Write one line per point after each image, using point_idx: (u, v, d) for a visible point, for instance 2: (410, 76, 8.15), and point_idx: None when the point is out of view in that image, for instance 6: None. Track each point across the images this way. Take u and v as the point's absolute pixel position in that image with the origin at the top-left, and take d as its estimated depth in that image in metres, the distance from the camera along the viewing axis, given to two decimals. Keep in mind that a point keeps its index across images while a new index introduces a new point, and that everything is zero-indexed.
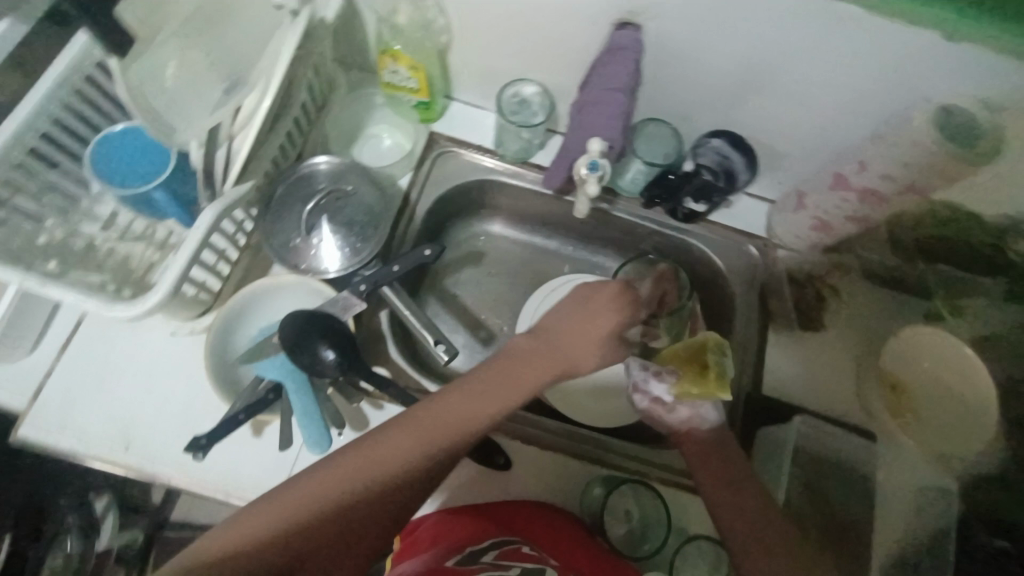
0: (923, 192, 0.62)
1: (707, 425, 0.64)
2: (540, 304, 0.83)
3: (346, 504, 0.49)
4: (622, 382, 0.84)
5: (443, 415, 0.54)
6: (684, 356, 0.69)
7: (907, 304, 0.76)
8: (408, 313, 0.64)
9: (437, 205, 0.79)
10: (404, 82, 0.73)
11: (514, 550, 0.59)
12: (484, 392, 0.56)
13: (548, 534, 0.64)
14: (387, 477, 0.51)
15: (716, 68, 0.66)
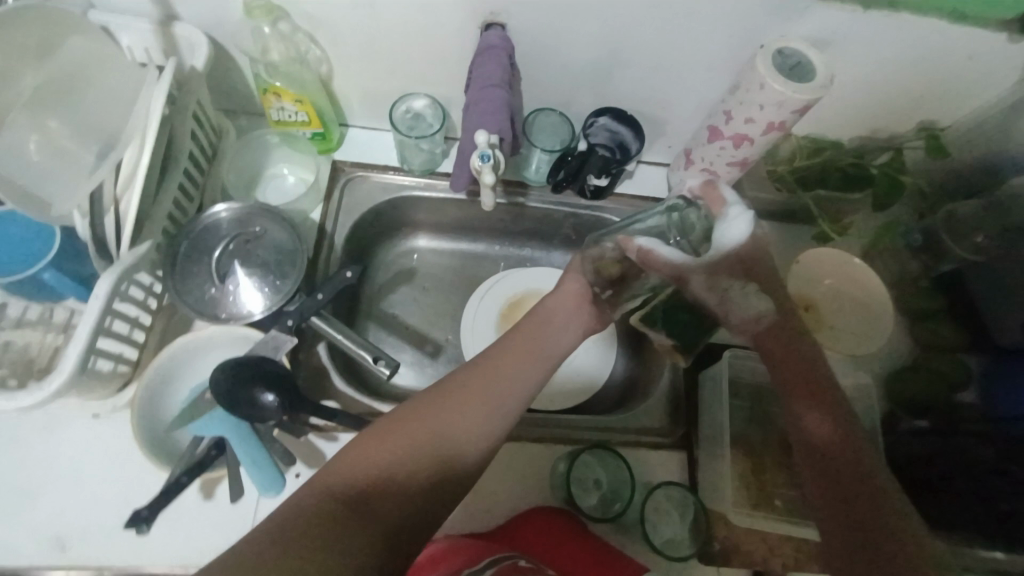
0: (784, 127, 0.69)
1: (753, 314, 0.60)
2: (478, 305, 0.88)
3: (361, 525, 0.43)
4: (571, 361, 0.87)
5: (451, 407, 0.51)
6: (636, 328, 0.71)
7: (796, 233, 0.86)
8: (341, 337, 0.62)
9: (355, 230, 0.81)
10: (293, 116, 0.74)
11: (511, 564, 0.56)
12: (498, 373, 0.54)
13: (545, 544, 0.63)
14: (404, 481, 0.46)
15: (585, 50, 0.71)
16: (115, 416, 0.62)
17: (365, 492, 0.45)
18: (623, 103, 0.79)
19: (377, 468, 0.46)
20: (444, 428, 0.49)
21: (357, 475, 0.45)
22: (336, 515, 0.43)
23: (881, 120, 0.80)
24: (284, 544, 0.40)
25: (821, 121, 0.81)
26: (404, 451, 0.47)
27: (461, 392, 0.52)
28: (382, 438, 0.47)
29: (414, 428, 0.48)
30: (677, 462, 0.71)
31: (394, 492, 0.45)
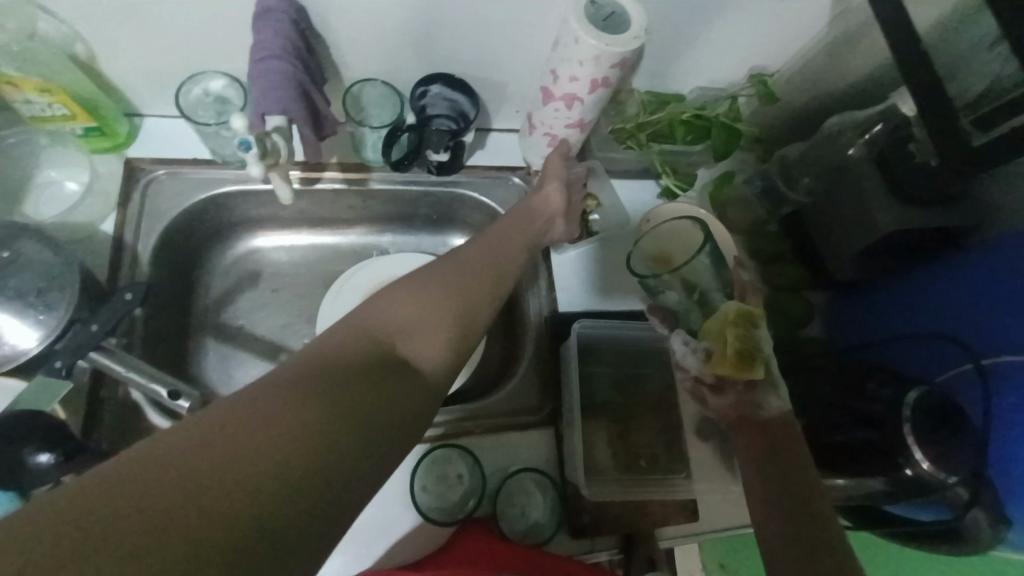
0: (608, 83, 0.66)
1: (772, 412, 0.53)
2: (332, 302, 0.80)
3: (373, 405, 0.36)
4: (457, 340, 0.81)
5: (456, 294, 0.48)
6: (715, 332, 0.54)
7: (649, 191, 0.87)
8: (131, 373, 0.52)
9: (164, 238, 0.70)
10: (49, 110, 0.62)
11: None
12: (501, 246, 0.57)
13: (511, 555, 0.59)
14: (410, 368, 0.41)
15: (388, 12, 0.64)
16: None
17: (374, 373, 0.38)
18: (451, 67, 0.73)
19: (380, 352, 0.40)
20: (448, 314, 0.46)
21: (358, 360, 0.39)
22: (341, 395, 0.35)
23: (712, 68, 0.80)
24: (280, 418, 0.32)
25: (656, 73, 0.80)
26: (429, 312, 0.45)
27: (470, 263, 0.52)
28: (385, 326, 0.42)
29: (421, 316, 0.44)
30: (544, 441, 0.69)
31: (398, 375, 0.39)
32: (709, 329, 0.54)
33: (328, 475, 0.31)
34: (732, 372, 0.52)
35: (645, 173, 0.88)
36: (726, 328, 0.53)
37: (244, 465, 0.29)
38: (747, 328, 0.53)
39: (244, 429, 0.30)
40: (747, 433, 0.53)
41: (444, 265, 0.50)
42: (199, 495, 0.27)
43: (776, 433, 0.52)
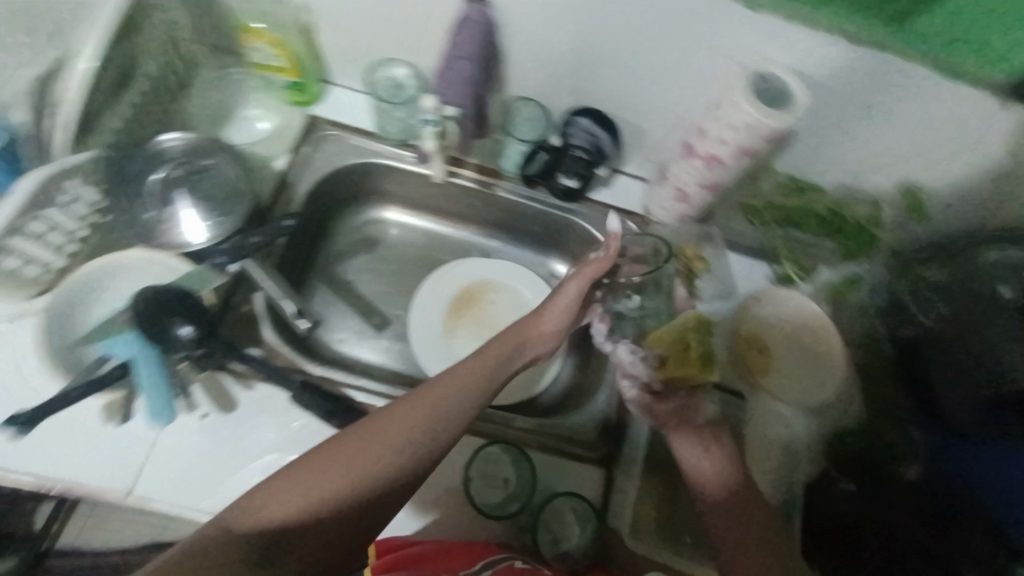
0: (754, 154, 0.67)
1: (702, 417, 0.63)
2: (434, 287, 0.86)
3: (380, 473, 0.49)
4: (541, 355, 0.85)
5: (473, 379, 0.57)
6: (669, 337, 0.67)
7: (760, 270, 0.86)
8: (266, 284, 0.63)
9: (318, 187, 0.80)
10: (269, 59, 0.74)
11: (507, 566, 0.56)
12: (486, 362, 0.59)
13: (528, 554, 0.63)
14: (419, 447, 0.51)
15: (563, 44, 0.70)
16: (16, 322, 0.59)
17: (387, 449, 0.49)
18: (604, 105, 0.78)
19: (408, 424, 0.51)
20: (438, 425, 0.52)
21: (385, 430, 0.50)
22: (358, 464, 0.48)
23: (864, 169, 0.78)
24: (312, 479, 0.47)
25: (804, 158, 0.79)
26: (404, 447, 0.50)
27: (445, 392, 0.54)
28: (410, 402, 0.53)
29: (443, 395, 0.54)
30: (595, 478, 0.68)
31: (404, 453, 0.50)
32: (657, 334, 0.67)
33: (343, 521, 0.47)
34: (693, 371, 0.64)
35: (762, 253, 0.86)
36: (689, 331, 0.67)
37: (290, 510, 0.45)
38: (703, 335, 0.68)
39: (295, 480, 0.47)
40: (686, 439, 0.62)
41: (436, 393, 0.54)
42: (264, 528, 0.44)
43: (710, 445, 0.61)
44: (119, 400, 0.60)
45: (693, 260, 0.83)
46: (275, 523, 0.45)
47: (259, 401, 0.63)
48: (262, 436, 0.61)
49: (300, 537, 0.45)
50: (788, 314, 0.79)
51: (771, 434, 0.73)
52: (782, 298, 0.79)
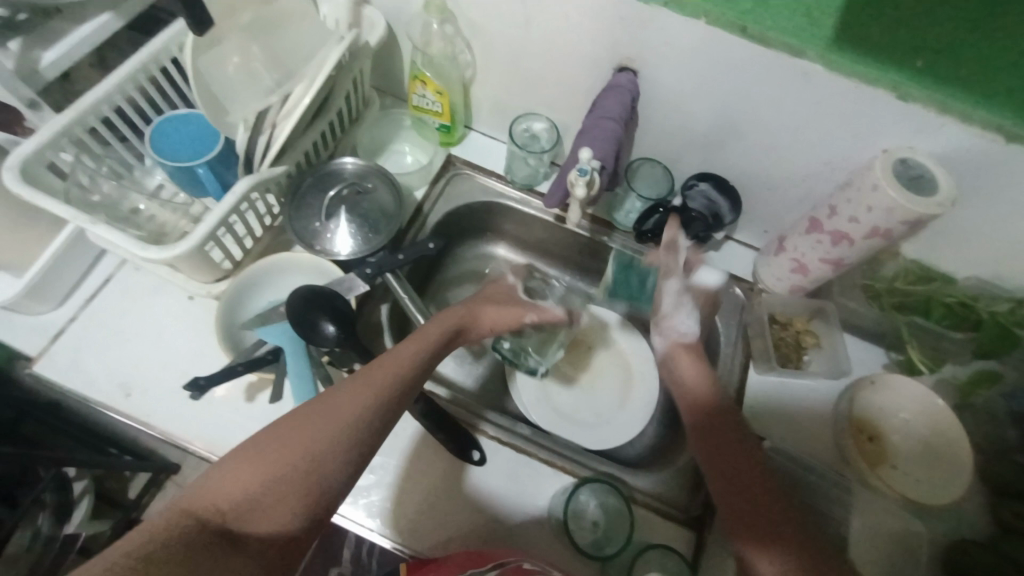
0: (888, 237, 0.67)
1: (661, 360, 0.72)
2: None
3: (322, 447, 0.50)
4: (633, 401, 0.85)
5: (411, 363, 0.59)
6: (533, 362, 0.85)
7: (874, 355, 0.83)
8: (407, 299, 0.73)
9: (447, 219, 0.87)
10: (430, 105, 0.82)
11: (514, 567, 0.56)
12: (420, 342, 0.62)
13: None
14: (358, 423, 0.52)
15: (700, 117, 0.74)
16: (206, 301, 0.73)
17: (331, 428, 0.51)
18: (729, 174, 0.80)
19: (348, 403, 0.53)
20: (382, 395, 0.55)
21: (331, 410, 0.52)
22: (303, 442, 0.49)
23: (1004, 266, 0.74)
24: (260, 460, 0.48)
25: (938, 249, 0.77)
26: (352, 415, 0.52)
27: (384, 366, 0.57)
28: (355, 385, 0.55)
29: (383, 377, 0.56)
30: (684, 539, 0.67)
31: (344, 431, 0.51)
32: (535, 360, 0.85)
33: (292, 502, 0.47)
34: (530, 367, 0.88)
35: (878, 338, 0.83)
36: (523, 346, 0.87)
37: (240, 491, 0.46)
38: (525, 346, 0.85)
39: (248, 458, 0.48)
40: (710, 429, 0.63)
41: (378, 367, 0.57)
42: (214, 510, 0.45)
43: (732, 438, 0.61)
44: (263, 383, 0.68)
45: (803, 332, 0.82)
46: (223, 507, 0.46)
47: None
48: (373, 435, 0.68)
49: (245, 520, 0.45)
50: (907, 405, 0.75)
51: (885, 527, 0.69)
52: (900, 385, 0.76)
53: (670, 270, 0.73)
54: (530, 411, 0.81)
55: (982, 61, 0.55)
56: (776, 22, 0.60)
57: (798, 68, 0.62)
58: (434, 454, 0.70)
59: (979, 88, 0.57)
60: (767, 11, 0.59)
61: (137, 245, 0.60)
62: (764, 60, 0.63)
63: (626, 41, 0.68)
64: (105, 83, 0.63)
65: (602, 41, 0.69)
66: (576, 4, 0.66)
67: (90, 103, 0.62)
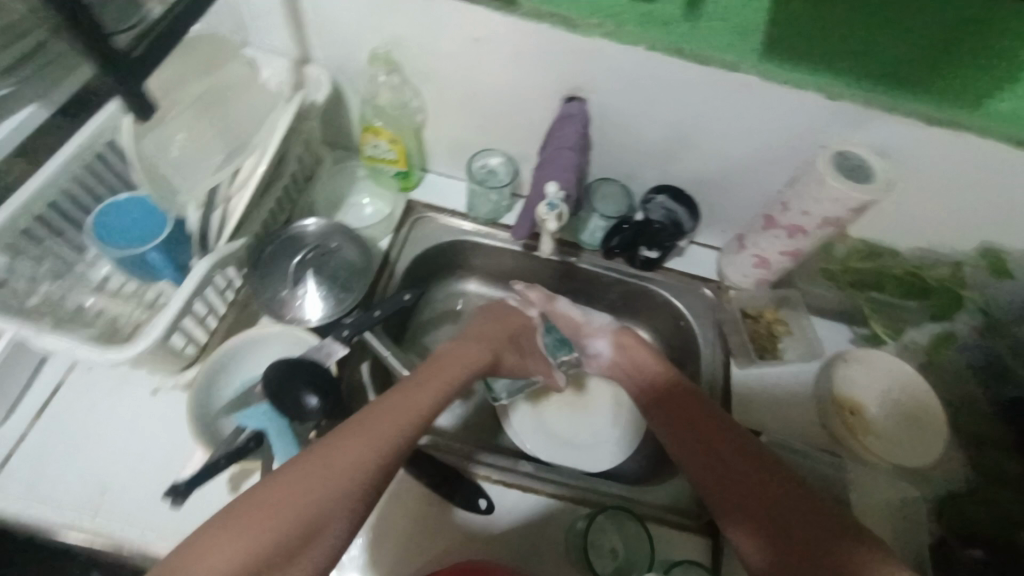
0: (838, 224, 0.71)
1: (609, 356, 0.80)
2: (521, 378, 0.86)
3: (324, 492, 0.50)
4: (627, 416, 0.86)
5: (414, 406, 0.60)
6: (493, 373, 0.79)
7: (841, 333, 0.88)
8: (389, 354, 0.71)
9: (415, 263, 0.86)
10: (384, 154, 0.81)
11: None
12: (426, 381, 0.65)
13: None
14: (363, 464, 0.52)
15: (648, 136, 0.77)
16: (173, 393, 0.68)
17: (336, 475, 0.51)
18: (683, 184, 0.84)
19: (352, 449, 0.53)
20: (393, 432, 0.56)
21: (343, 447, 0.53)
22: (307, 482, 0.49)
23: (940, 234, 0.81)
24: (266, 507, 0.47)
25: (880, 226, 0.83)
26: (362, 451, 0.53)
27: (394, 406, 0.59)
28: (359, 429, 0.55)
29: (386, 420, 0.57)
30: (701, 549, 0.67)
31: (349, 475, 0.51)
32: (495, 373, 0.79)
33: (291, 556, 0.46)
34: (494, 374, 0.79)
35: (842, 316, 0.88)
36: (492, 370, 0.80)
37: (241, 547, 0.45)
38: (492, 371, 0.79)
39: (263, 496, 0.48)
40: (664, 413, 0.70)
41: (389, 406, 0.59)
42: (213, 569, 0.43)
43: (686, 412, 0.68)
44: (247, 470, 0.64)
45: (774, 322, 0.86)
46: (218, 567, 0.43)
47: None
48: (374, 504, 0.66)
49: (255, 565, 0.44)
50: (880, 377, 0.80)
51: (879, 496, 0.71)
52: (867, 357, 0.81)
53: (554, 299, 0.82)
54: (527, 444, 0.80)
55: (893, 58, 0.61)
56: (710, 42, 0.63)
57: (735, 80, 0.66)
58: (440, 511, 0.67)
59: (897, 81, 0.63)
60: (700, 33, 0.63)
61: (92, 350, 0.56)
62: (703, 73, 0.66)
63: (571, 73, 0.70)
64: (35, 179, 0.59)
65: (548, 75, 0.71)
66: (518, 44, 0.68)
67: (19, 205, 0.58)
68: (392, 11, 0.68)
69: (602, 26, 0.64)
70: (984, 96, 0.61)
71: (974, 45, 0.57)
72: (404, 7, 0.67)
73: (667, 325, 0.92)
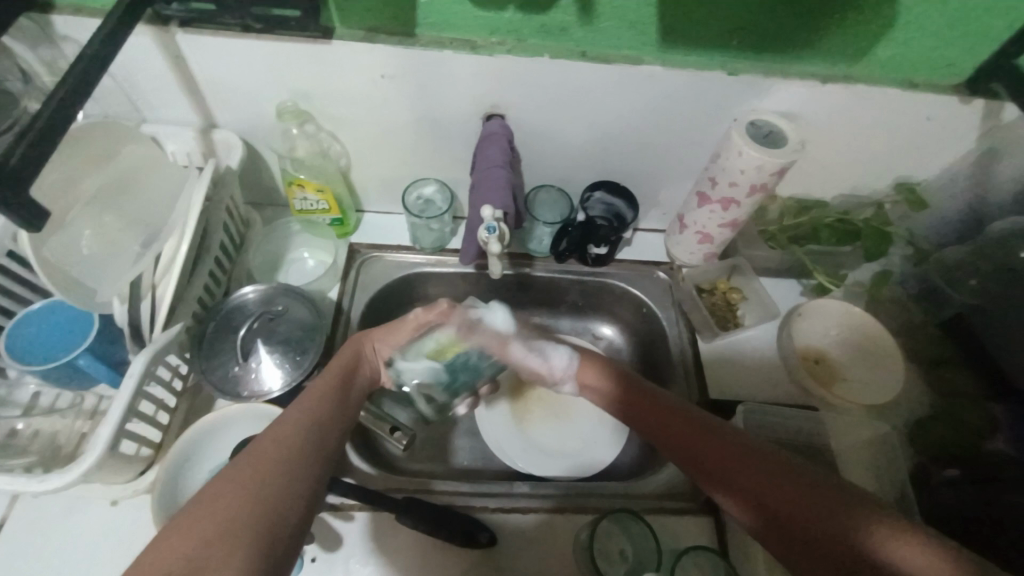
0: (766, 189, 0.74)
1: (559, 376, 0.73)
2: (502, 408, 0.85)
3: (268, 480, 0.47)
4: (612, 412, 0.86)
5: (332, 388, 0.60)
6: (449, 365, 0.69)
7: (791, 288, 0.92)
8: None
9: (370, 307, 0.84)
10: (315, 205, 0.79)
11: None
12: (336, 367, 0.63)
13: None
14: (298, 450, 0.51)
15: (571, 139, 0.78)
16: (135, 500, 0.63)
17: (280, 459, 0.50)
18: (616, 178, 0.85)
19: (290, 434, 0.52)
20: (320, 417, 0.56)
21: (274, 441, 0.51)
22: (245, 479, 0.47)
23: (859, 180, 0.86)
24: (208, 512, 0.43)
25: (804, 183, 0.87)
26: (294, 440, 0.52)
27: (311, 394, 0.58)
28: (292, 416, 0.55)
29: (311, 401, 0.57)
30: (705, 529, 0.68)
31: (294, 458, 0.50)
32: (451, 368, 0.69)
33: (255, 537, 0.43)
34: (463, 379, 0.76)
35: (789, 272, 0.92)
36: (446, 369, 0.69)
37: (197, 541, 0.42)
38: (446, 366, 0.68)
39: (199, 505, 0.44)
40: (636, 410, 0.67)
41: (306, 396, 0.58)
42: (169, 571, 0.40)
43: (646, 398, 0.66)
44: None
45: (728, 292, 0.89)
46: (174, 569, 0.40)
47: (366, 531, 0.65)
48: (373, 565, 0.64)
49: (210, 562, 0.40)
50: (834, 323, 0.84)
51: (856, 438, 0.75)
52: (818, 306, 0.84)
53: (506, 343, 0.69)
54: (519, 461, 0.80)
55: (778, 30, 0.65)
56: (608, 41, 0.66)
57: (641, 72, 0.68)
58: (443, 556, 0.65)
59: (786, 49, 0.67)
60: (598, 36, 0.65)
61: (36, 479, 0.52)
62: (610, 69, 0.67)
63: (484, 93, 0.71)
64: None
65: (463, 99, 0.71)
66: (424, 74, 0.68)
67: None
68: (289, 63, 0.66)
69: (504, 43, 0.66)
70: (863, 49, 0.66)
71: (844, 5, 0.62)
72: (301, 57, 0.65)
73: (629, 315, 0.94)
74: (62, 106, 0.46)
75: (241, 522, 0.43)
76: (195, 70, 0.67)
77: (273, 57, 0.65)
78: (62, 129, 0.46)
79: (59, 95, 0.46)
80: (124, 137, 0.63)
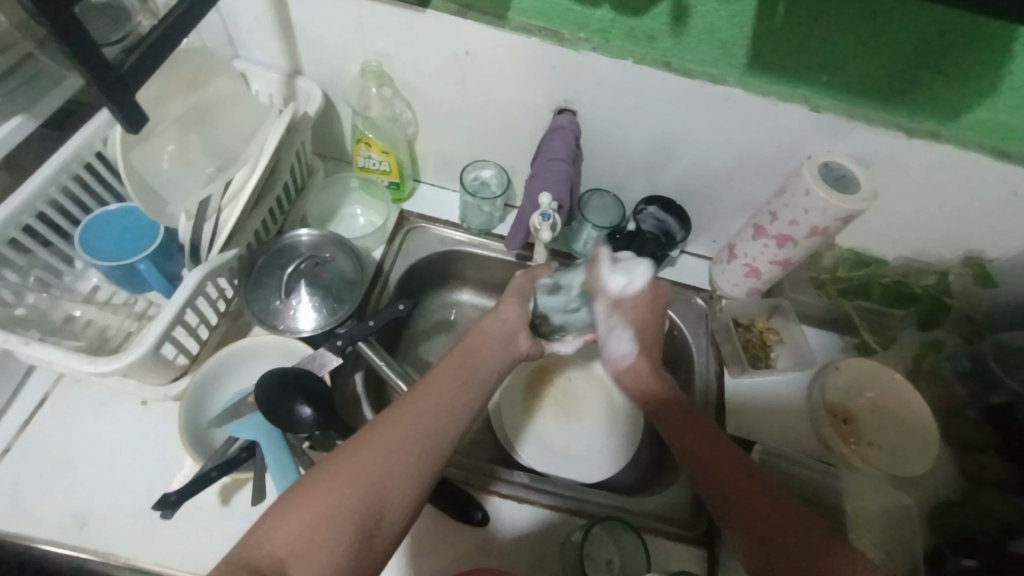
0: (827, 233, 0.72)
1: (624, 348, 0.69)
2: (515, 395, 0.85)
3: (383, 476, 0.48)
4: (625, 425, 0.84)
5: (465, 378, 0.58)
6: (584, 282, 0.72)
7: (832, 341, 0.89)
8: (384, 365, 0.69)
9: (408, 275, 0.86)
10: (377, 165, 0.82)
11: None
12: (472, 353, 0.62)
13: None
14: (421, 451, 0.51)
15: (636, 148, 0.78)
16: (162, 404, 0.67)
17: (396, 451, 0.50)
18: (672, 195, 0.85)
19: (396, 431, 0.51)
20: (448, 414, 0.54)
21: (399, 429, 0.51)
22: (367, 470, 0.48)
23: (924, 244, 0.83)
24: (325, 493, 0.46)
25: (865, 235, 0.84)
26: (417, 438, 0.51)
27: (445, 382, 0.57)
28: (421, 403, 0.54)
29: (440, 391, 0.56)
30: (697, 561, 0.67)
31: (412, 454, 0.50)
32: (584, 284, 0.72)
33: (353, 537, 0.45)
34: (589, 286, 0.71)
35: (832, 325, 0.89)
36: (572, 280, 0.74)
37: (305, 526, 0.44)
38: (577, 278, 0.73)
39: (323, 482, 0.46)
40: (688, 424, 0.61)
41: (440, 381, 0.57)
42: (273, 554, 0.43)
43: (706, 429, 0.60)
44: (235, 481, 0.63)
45: (766, 331, 0.87)
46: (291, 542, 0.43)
47: None
48: None
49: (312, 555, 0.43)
50: (872, 382, 0.81)
51: (874, 503, 0.71)
52: (854, 363, 0.81)
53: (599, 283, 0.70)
54: (521, 451, 0.80)
55: (874, 72, 0.63)
56: (695, 56, 0.65)
57: (720, 92, 0.67)
58: (435, 525, 0.66)
59: (880, 91, 0.65)
60: (685, 48, 0.65)
61: (84, 361, 0.56)
62: (689, 85, 0.67)
63: (560, 86, 0.72)
64: (24, 189, 0.58)
65: (539, 89, 0.73)
66: (505, 57, 0.69)
67: (8, 212, 0.57)
68: (381, 23, 0.68)
69: (590, 40, 0.66)
70: (962, 107, 0.63)
71: (948, 58, 0.59)
72: (394, 20, 0.67)
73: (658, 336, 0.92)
74: (178, 25, 0.49)
75: (349, 520, 0.45)
76: (291, 16, 0.70)
77: (367, 16, 0.68)
78: (170, 46, 0.49)
79: (174, 12, 0.49)
80: (217, 67, 0.67)
